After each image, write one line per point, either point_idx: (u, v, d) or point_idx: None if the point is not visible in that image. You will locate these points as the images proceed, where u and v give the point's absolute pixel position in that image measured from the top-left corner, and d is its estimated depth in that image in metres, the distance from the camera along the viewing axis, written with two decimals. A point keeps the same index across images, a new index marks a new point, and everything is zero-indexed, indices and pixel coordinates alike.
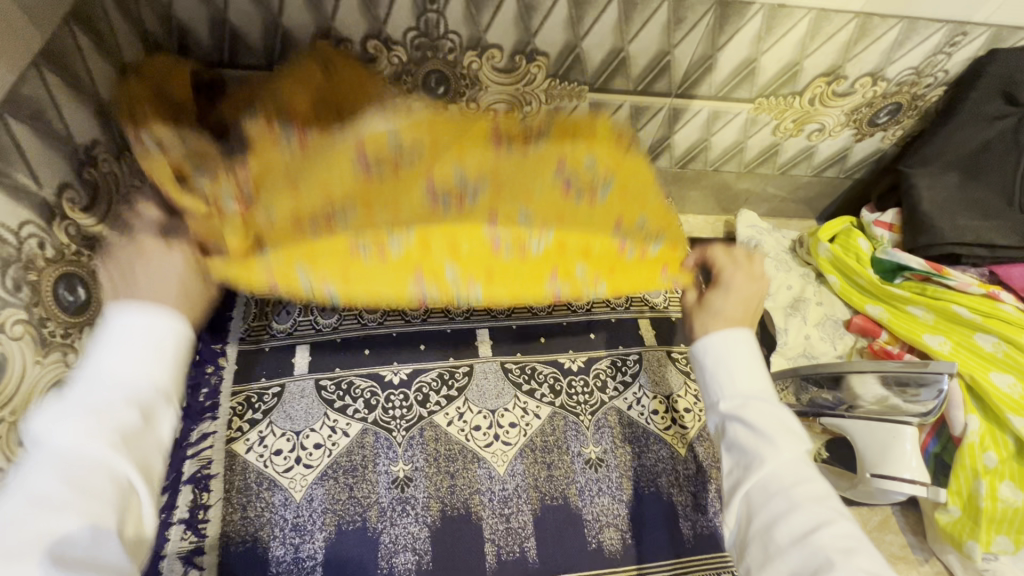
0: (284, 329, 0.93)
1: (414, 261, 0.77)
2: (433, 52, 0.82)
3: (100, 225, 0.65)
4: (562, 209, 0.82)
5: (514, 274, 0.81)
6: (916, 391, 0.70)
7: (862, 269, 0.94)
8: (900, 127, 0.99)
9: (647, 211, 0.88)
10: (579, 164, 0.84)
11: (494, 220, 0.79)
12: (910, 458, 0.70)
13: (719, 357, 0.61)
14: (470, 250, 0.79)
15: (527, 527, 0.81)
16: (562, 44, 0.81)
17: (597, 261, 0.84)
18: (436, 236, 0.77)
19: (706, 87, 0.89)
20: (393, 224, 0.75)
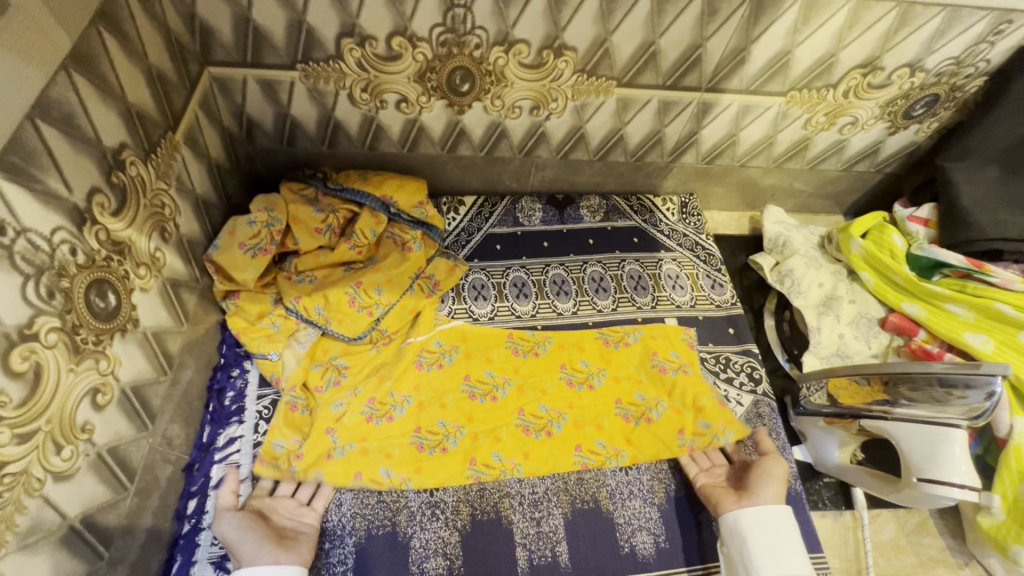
0: None
1: (445, 396, 0.88)
2: (459, 48, 0.80)
3: (129, 229, 0.64)
4: (571, 405, 0.89)
5: (545, 457, 0.84)
6: (963, 394, 0.68)
7: (898, 266, 0.91)
8: (936, 119, 0.96)
9: (649, 374, 0.93)
10: (579, 365, 0.93)
11: (523, 410, 0.88)
12: (960, 462, 0.67)
13: (760, 532, 0.73)
14: (495, 361, 0.92)
15: (558, 531, 0.80)
16: (591, 38, 0.79)
17: (610, 434, 0.87)
18: (476, 425, 0.86)
19: (737, 81, 0.87)
20: (411, 392, 0.87)
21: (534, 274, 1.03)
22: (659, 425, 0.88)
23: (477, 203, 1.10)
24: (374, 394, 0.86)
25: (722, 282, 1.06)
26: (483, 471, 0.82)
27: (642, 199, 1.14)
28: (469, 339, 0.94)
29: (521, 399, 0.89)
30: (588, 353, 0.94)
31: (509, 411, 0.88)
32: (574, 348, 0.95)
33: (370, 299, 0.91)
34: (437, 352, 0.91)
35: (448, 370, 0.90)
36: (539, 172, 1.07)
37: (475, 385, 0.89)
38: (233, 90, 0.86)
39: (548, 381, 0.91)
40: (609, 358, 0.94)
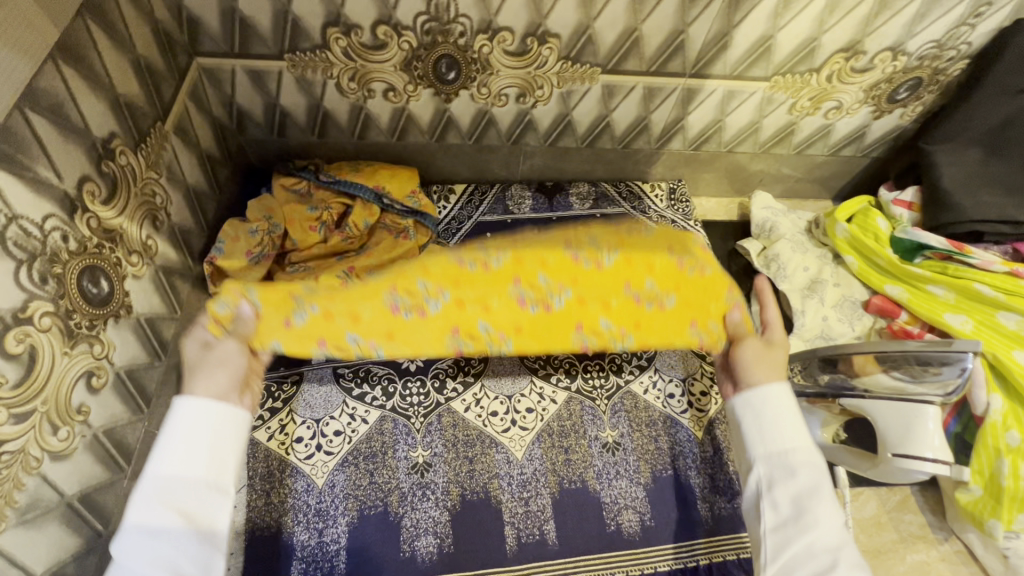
0: None
1: (430, 262, 0.74)
2: (444, 37, 0.81)
3: (121, 218, 0.65)
4: (576, 279, 0.73)
5: (538, 331, 0.73)
6: (938, 369, 0.69)
7: (880, 249, 0.93)
8: (920, 103, 0.97)
9: (663, 261, 0.75)
10: (585, 243, 0.77)
11: (519, 279, 0.73)
12: (932, 437, 0.69)
13: (765, 412, 0.61)
14: (490, 241, 0.77)
15: (546, 510, 0.82)
16: (574, 25, 0.80)
17: (619, 314, 0.74)
18: (463, 290, 0.71)
19: (720, 66, 0.88)
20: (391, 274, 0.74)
21: None
22: (672, 316, 0.73)
23: (467, 192, 1.11)
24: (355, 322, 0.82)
25: None
26: (466, 341, 0.71)
27: (631, 186, 1.15)
28: (522, 255, 0.74)
29: (518, 267, 0.73)
30: (601, 237, 0.79)
31: (505, 279, 0.72)
32: (577, 234, 0.80)
33: (415, 304, 0.70)
34: (442, 237, 0.77)
35: (439, 302, 0.85)
36: (528, 160, 1.08)
37: (465, 253, 0.74)
38: (222, 80, 0.87)
39: (550, 250, 0.75)
40: (639, 319, 0.73)
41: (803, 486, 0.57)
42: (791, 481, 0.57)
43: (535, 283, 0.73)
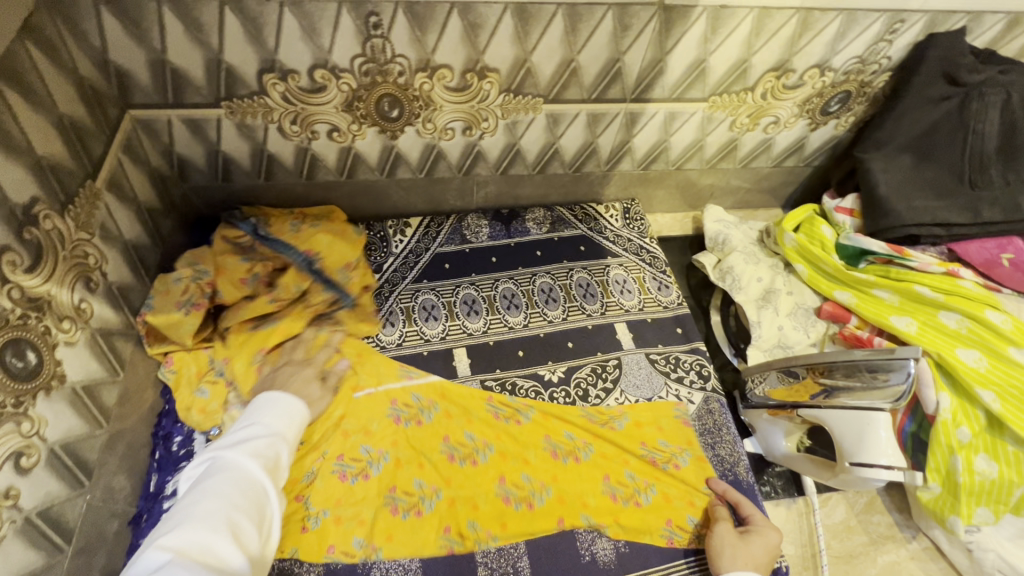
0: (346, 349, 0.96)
1: (424, 457, 0.86)
2: (383, 77, 0.81)
3: (47, 284, 0.63)
4: (555, 476, 0.86)
5: (522, 525, 0.82)
6: (885, 377, 0.71)
7: (827, 257, 0.95)
8: (851, 114, 1.01)
9: (637, 458, 0.89)
10: (564, 436, 0.90)
11: (505, 478, 0.85)
12: (886, 445, 0.70)
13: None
14: (476, 424, 0.90)
15: (518, 547, 0.80)
16: (511, 60, 0.81)
17: (597, 510, 0.84)
18: (454, 489, 0.83)
19: (659, 90, 0.90)
20: (389, 449, 0.85)
21: (483, 290, 1.05)
22: (649, 512, 0.84)
23: (424, 224, 1.11)
24: (343, 450, 0.84)
25: (668, 283, 1.09)
26: (457, 540, 0.80)
27: (586, 207, 1.16)
28: (507, 448, 0.88)
29: (501, 467, 0.86)
30: (574, 424, 0.91)
31: (489, 478, 0.85)
32: (557, 419, 0.92)
33: (411, 412, 0.89)
34: (415, 408, 0.90)
35: (426, 429, 0.88)
36: (481, 189, 1.09)
37: (454, 446, 0.87)
38: (159, 131, 0.85)
39: (532, 451, 0.88)
40: (616, 515, 0.84)
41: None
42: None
43: (518, 482, 0.85)
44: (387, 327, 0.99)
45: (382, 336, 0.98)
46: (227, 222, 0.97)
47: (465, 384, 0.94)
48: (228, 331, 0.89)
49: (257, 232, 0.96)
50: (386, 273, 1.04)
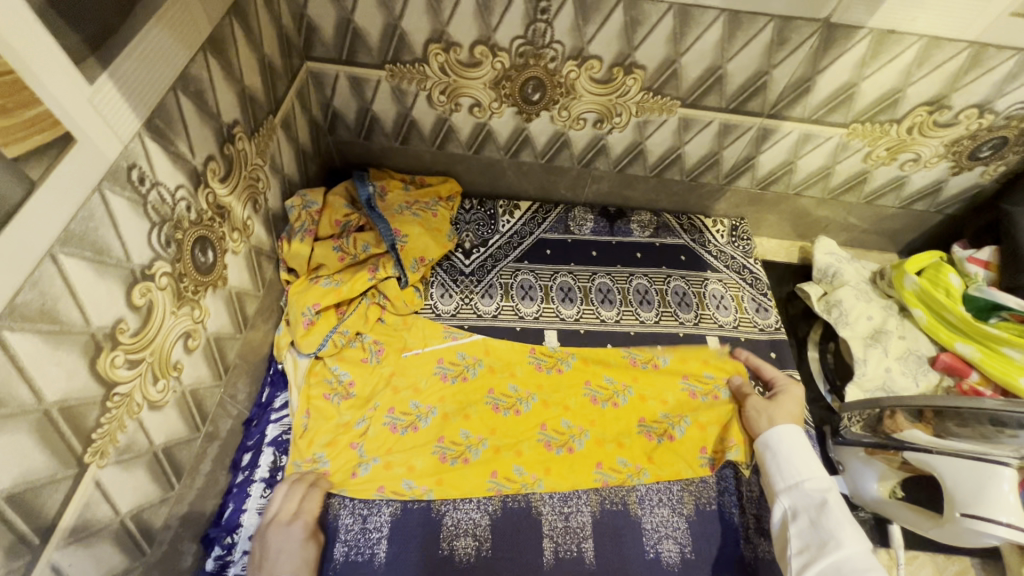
0: (448, 311, 1.01)
1: (470, 408, 0.90)
2: (535, 60, 0.86)
3: (230, 196, 0.71)
4: (593, 423, 0.91)
5: (565, 472, 0.86)
6: (1013, 432, 0.68)
7: (952, 305, 0.90)
8: (1003, 163, 0.95)
9: (678, 396, 0.94)
10: (603, 382, 0.95)
11: (546, 425, 0.90)
12: (1006, 501, 0.66)
13: (786, 453, 0.80)
14: (519, 377, 0.94)
15: (585, 528, 0.82)
16: (661, 59, 0.84)
17: (633, 451, 0.89)
18: (499, 438, 0.88)
19: (799, 109, 0.89)
20: (436, 403, 0.90)
21: (580, 281, 1.07)
22: (683, 442, 0.89)
23: (532, 209, 1.15)
24: (393, 404, 0.88)
25: (767, 306, 1.07)
26: (504, 484, 0.84)
27: (692, 219, 1.16)
28: (548, 399, 0.92)
29: (543, 415, 0.91)
30: (613, 370, 0.96)
31: (530, 426, 0.90)
32: (596, 368, 0.96)
33: (457, 369, 0.94)
34: (460, 365, 0.94)
35: (472, 384, 0.93)
36: (594, 184, 1.11)
37: (499, 398, 0.92)
38: (326, 84, 0.94)
39: (572, 398, 0.93)
40: (651, 454, 0.88)
41: (828, 520, 0.70)
42: (811, 508, 0.73)
43: (560, 429, 0.90)
44: (486, 298, 1.04)
45: (480, 305, 1.03)
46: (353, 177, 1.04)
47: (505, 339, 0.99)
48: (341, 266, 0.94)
49: (373, 201, 1.00)
50: (490, 248, 1.10)
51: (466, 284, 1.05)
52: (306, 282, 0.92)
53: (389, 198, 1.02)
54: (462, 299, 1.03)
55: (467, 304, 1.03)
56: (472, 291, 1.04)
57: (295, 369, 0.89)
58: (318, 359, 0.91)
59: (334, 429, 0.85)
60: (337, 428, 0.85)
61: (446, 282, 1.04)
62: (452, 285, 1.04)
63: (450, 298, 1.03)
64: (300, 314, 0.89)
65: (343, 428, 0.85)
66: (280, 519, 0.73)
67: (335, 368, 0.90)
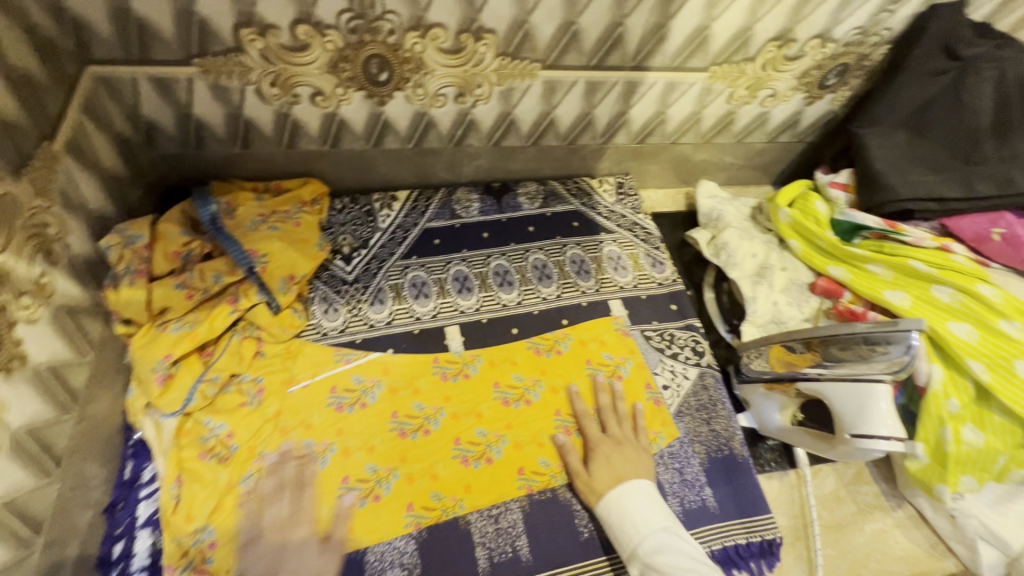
0: (335, 327, 0.91)
1: (374, 439, 0.83)
2: (371, 35, 0.76)
3: (2, 255, 0.56)
4: (509, 426, 0.87)
5: (486, 486, 0.81)
6: (885, 349, 0.73)
7: (821, 232, 0.95)
8: (848, 88, 1.00)
9: (585, 382, 0.92)
10: (512, 381, 0.91)
11: (459, 439, 0.85)
12: (885, 416, 0.72)
13: (631, 505, 0.75)
14: (423, 392, 0.88)
15: (517, 525, 0.79)
16: (509, 20, 0.77)
17: (553, 451, 0.85)
18: (410, 465, 0.82)
19: (660, 58, 0.87)
20: (335, 438, 0.82)
21: (475, 267, 1.01)
22: (600, 435, 0.88)
23: (412, 197, 1.06)
24: (285, 449, 0.80)
25: (661, 260, 1.08)
26: (423, 514, 0.78)
27: (579, 182, 1.13)
28: (458, 409, 0.87)
29: (454, 429, 0.85)
30: (521, 367, 0.92)
31: (442, 445, 0.84)
32: (505, 364, 0.92)
33: (356, 397, 0.86)
34: (356, 391, 0.86)
35: (372, 410, 0.85)
36: (473, 161, 1.04)
37: (404, 420, 0.85)
38: (124, 90, 0.78)
39: (482, 404, 0.88)
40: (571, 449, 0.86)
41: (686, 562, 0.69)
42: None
43: (474, 441, 0.85)
44: (376, 305, 0.95)
45: (371, 314, 0.94)
46: (192, 195, 0.89)
47: (404, 352, 0.91)
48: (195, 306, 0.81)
49: (218, 219, 0.86)
50: (373, 248, 1.00)
51: (352, 293, 0.95)
52: (150, 332, 0.78)
53: (238, 215, 0.89)
54: (350, 311, 0.93)
55: (356, 316, 0.93)
56: (359, 299, 0.95)
57: (158, 435, 0.76)
58: (187, 417, 0.78)
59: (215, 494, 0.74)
60: (218, 492, 0.75)
61: (329, 295, 0.94)
62: (335, 298, 0.94)
63: (336, 314, 0.93)
64: (150, 370, 0.75)
65: (226, 491, 0.75)
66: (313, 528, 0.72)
67: (208, 422, 0.79)
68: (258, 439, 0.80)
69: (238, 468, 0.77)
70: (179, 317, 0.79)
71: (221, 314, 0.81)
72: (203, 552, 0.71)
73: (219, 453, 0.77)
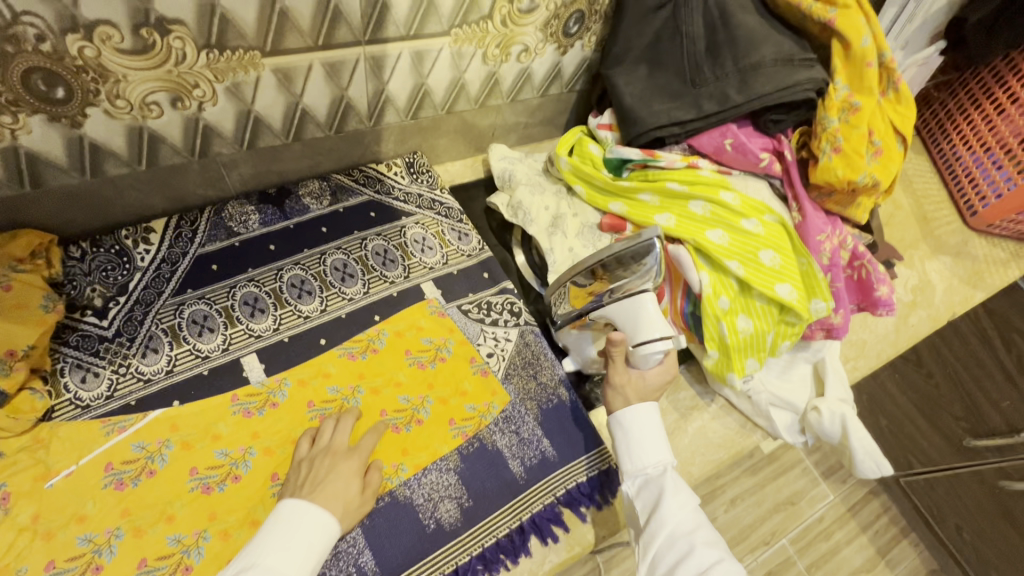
0: (99, 395, 0.78)
1: (171, 506, 0.72)
2: (14, 46, 0.62)
3: None
4: None
5: None
6: (644, 261, 0.80)
7: (596, 173, 1.00)
8: (592, 33, 1.05)
9: (407, 374, 0.89)
10: (328, 396, 0.85)
11: (277, 474, 0.77)
12: (655, 319, 0.79)
13: (633, 424, 0.79)
14: (225, 437, 0.78)
15: (356, 542, 0.75)
16: (194, 7, 0.67)
17: (385, 453, 0.82)
18: (222, 521, 0.73)
19: (393, 27, 0.83)
20: (119, 521, 0.70)
21: (266, 285, 0.92)
22: (431, 423, 0.86)
23: (172, 225, 0.93)
24: (53, 556, 0.67)
25: (467, 231, 1.07)
26: None
27: (367, 170, 1.07)
28: (271, 442, 0.79)
29: (270, 465, 0.78)
30: (335, 378, 0.86)
31: (259, 486, 0.76)
32: (317, 379, 0.86)
33: (140, 467, 0.74)
34: (140, 460, 0.74)
35: (164, 475, 0.74)
36: (233, 170, 0.93)
37: (206, 474, 0.75)
38: None
39: (297, 429, 0.81)
40: (403, 446, 0.83)
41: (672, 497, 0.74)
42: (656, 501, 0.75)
43: None
44: (148, 356, 0.82)
45: (143, 367, 0.81)
46: None
47: (194, 400, 0.80)
48: None
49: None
50: (134, 293, 0.86)
51: (115, 350, 0.81)
52: None
53: None
54: (115, 372, 0.80)
55: (124, 375, 0.80)
56: (125, 355, 0.81)
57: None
58: None
59: None
60: None
61: (83, 360, 0.79)
62: (93, 361, 0.80)
63: (96, 379, 0.79)
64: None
65: None
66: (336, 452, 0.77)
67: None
68: (13, 556, 0.66)
69: None
70: None
71: None
72: None
73: None
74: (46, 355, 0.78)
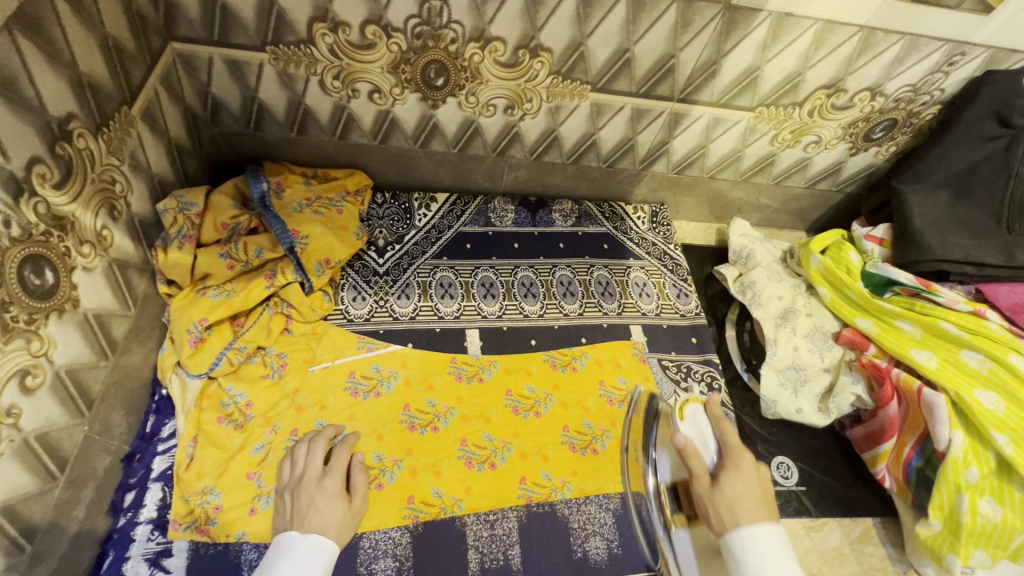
0: (361, 315, 0.94)
1: (384, 428, 0.85)
2: (434, 42, 0.80)
3: (73, 205, 0.61)
4: (516, 435, 0.88)
5: (488, 490, 0.82)
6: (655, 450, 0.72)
7: (853, 283, 0.94)
8: (894, 143, 1.00)
9: (596, 403, 0.93)
10: (524, 391, 0.92)
11: (466, 441, 0.86)
12: (706, 437, 0.67)
13: (763, 560, 0.53)
14: (437, 390, 0.90)
15: (511, 534, 0.80)
16: (567, 41, 0.80)
17: (557, 465, 0.86)
18: (415, 459, 0.83)
19: (708, 93, 0.89)
20: (346, 421, 0.84)
21: (502, 275, 1.03)
22: (606, 457, 0.88)
23: (450, 200, 1.09)
24: (297, 425, 0.82)
25: (687, 291, 1.08)
26: (422, 509, 0.79)
27: (614, 206, 1.15)
28: (469, 411, 0.89)
29: (463, 430, 0.87)
30: (534, 378, 0.94)
31: (450, 443, 0.85)
32: (519, 373, 0.94)
33: (372, 384, 0.88)
34: (373, 379, 0.88)
35: (386, 400, 0.87)
36: (512, 172, 1.07)
37: (415, 415, 0.87)
38: (199, 68, 0.82)
39: (492, 409, 0.89)
40: (575, 467, 0.86)
41: None
42: None
43: (480, 444, 0.86)
44: (402, 299, 0.97)
45: (396, 307, 0.96)
46: (247, 171, 0.94)
47: (423, 348, 0.93)
48: (232, 277, 0.85)
49: (267, 198, 0.90)
50: (406, 244, 1.03)
51: (380, 285, 0.98)
52: (191, 295, 0.82)
53: (286, 196, 0.93)
54: (376, 302, 0.96)
55: (382, 307, 0.96)
56: (387, 292, 0.97)
57: (182, 394, 0.80)
58: (210, 381, 0.82)
59: (225, 456, 0.77)
60: (228, 457, 0.77)
61: (359, 284, 0.97)
62: (364, 287, 0.97)
63: (363, 302, 0.95)
64: (185, 331, 0.79)
65: (235, 455, 0.78)
66: (311, 477, 0.73)
67: (230, 389, 0.82)
68: (274, 413, 0.82)
69: (249, 439, 0.79)
70: (218, 286, 0.83)
71: (257, 290, 0.84)
72: (207, 514, 0.73)
73: (235, 419, 0.80)
74: (339, 270, 0.96)
